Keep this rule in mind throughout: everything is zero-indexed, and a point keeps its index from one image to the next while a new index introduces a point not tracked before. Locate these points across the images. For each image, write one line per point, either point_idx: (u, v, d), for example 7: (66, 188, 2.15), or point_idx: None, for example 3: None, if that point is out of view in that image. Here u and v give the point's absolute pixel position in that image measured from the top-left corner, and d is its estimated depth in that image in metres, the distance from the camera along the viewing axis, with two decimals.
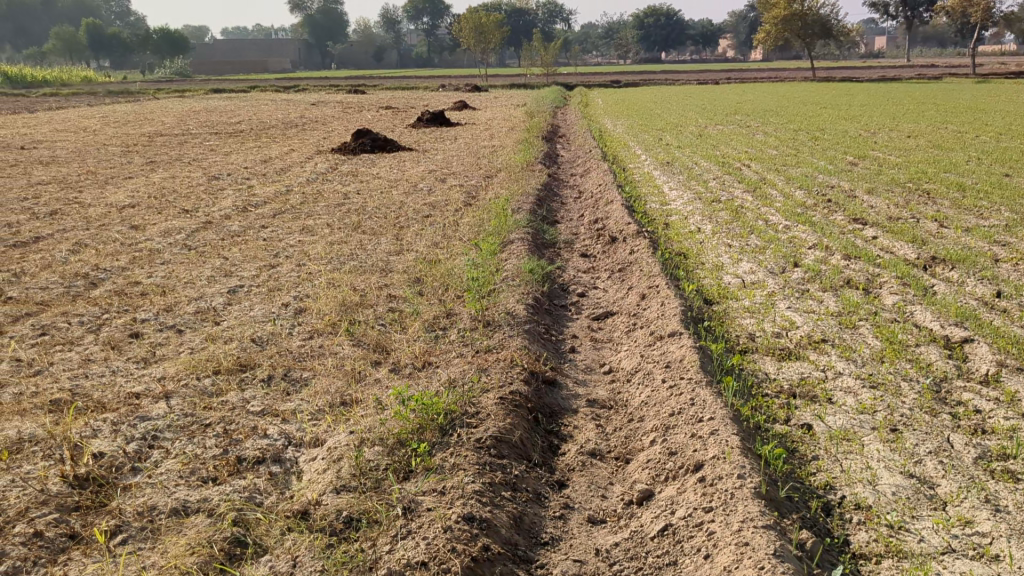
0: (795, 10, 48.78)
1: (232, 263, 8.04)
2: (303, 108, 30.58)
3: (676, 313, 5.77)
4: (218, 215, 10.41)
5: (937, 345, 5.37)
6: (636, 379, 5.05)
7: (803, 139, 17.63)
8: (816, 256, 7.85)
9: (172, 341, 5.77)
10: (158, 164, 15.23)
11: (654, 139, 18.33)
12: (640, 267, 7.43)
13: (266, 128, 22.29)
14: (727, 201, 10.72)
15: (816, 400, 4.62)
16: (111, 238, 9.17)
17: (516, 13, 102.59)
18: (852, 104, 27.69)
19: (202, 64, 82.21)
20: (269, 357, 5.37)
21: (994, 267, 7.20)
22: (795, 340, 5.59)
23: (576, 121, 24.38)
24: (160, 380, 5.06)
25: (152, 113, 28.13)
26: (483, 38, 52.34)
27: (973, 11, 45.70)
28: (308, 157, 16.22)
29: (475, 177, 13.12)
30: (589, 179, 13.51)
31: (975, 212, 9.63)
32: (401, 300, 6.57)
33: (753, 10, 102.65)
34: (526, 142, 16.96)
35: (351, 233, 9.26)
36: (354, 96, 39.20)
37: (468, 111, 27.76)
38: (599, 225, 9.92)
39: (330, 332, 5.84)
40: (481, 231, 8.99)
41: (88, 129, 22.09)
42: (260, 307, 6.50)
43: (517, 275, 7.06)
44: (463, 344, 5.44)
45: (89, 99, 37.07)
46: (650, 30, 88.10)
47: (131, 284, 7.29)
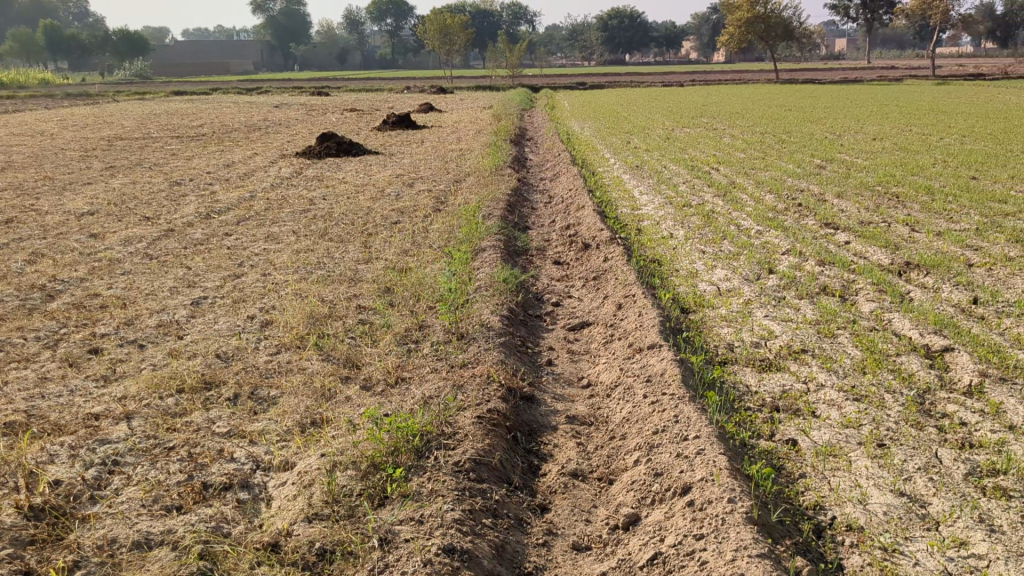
0: (758, 12, 49.08)
1: (195, 272, 7.81)
2: (265, 110, 30.11)
3: (655, 324, 5.66)
4: (180, 222, 10.16)
5: (918, 355, 5.29)
6: (616, 394, 4.93)
7: (771, 142, 17.66)
8: (789, 262, 7.78)
9: (134, 357, 5.56)
10: (118, 169, 14.87)
11: (621, 142, 18.27)
12: (615, 276, 7.31)
13: (228, 132, 21.95)
14: (698, 206, 10.65)
15: (800, 414, 4.51)
16: (69, 247, 8.89)
17: (480, 15, 102.51)
18: (817, 106, 27.86)
19: (161, 66, 81.10)
20: (235, 374, 5.17)
21: (969, 272, 7.16)
22: (774, 350, 5.48)
23: (544, 124, 24.31)
24: (121, 400, 4.84)
25: (112, 116, 27.63)
26: (448, 40, 52.18)
27: (932, 13, 46.25)
28: (273, 161, 15.95)
29: (444, 182, 12.94)
30: (559, 182, 13.40)
31: (944, 215, 9.62)
32: (371, 311, 6.39)
33: (716, 11, 103.32)
34: (494, 146, 16.82)
35: (318, 241, 9.05)
36: (318, 98, 38.84)
37: (433, 113, 27.50)
38: (571, 232, 9.79)
39: (298, 346, 5.66)
40: (451, 238, 8.84)
41: (47, 132, 21.62)
42: (225, 320, 6.29)
43: (491, 284, 6.91)
44: (436, 358, 5.28)
45: (46, 102, 36.27)
46: (615, 32, 88.56)
47: (91, 296, 7.04)
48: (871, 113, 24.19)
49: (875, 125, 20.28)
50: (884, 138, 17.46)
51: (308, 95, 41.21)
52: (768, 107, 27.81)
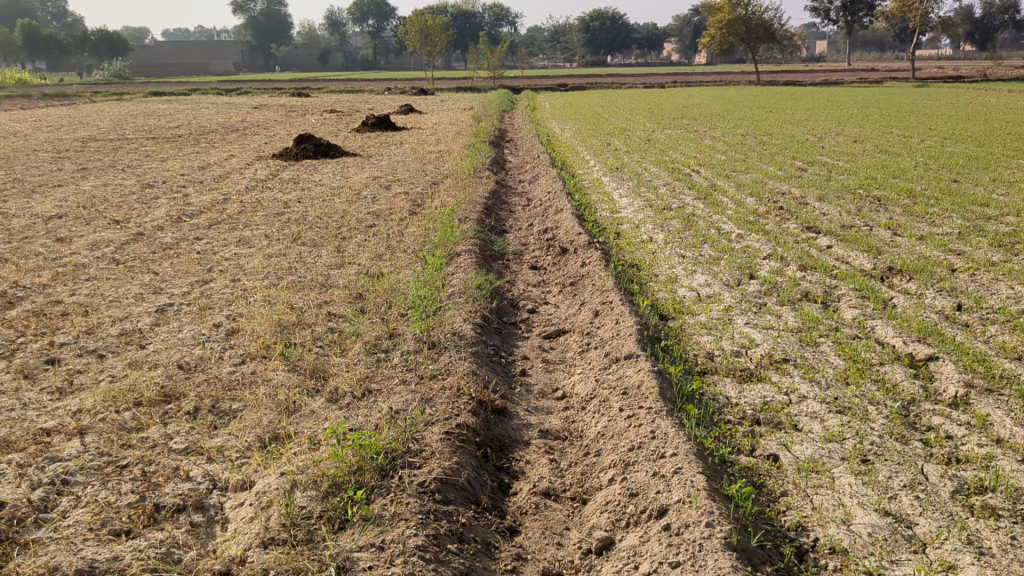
0: (738, 13, 49.23)
1: (162, 278, 7.60)
2: (244, 111, 29.81)
3: (632, 333, 5.52)
4: (150, 226, 9.91)
5: (902, 364, 5.15)
6: (591, 407, 4.77)
7: (752, 144, 17.58)
8: (771, 267, 7.64)
9: (93, 368, 5.34)
10: (90, 171, 14.60)
11: (602, 143, 18.14)
12: (593, 282, 7.18)
13: (205, 133, 21.65)
14: (679, 209, 10.52)
15: (782, 427, 4.36)
16: (33, 252, 8.64)
17: (462, 16, 102.21)
18: (798, 108, 27.81)
19: (141, 67, 80.29)
20: (196, 386, 4.97)
21: (952, 277, 7.04)
22: (755, 359, 5.32)
23: (524, 125, 24.18)
24: (75, 414, 4.62)
25: (86, 116, 27.23)
26: (429, 41, 51.93)
27: (912, 16, 46.39)
28: (249, 164, 15.69)
29: (421, 185, 12.73)
30: (538, 185, 13.25)
31: (926, 219, 9.52)
32: (341, 319, 6.20)
33: (698, 13, 103.60)
34: (473, 147, 16.62)
35: (290, 246, 8.83)
36: (297, 99, 38.52)
37: (414, 115, 27.30)
38: (549, 236, 9.62)
39: (264, 356, 5.46)
40: (426, 242, 8.66)
41: (20, 134, 21.25)
42: (190, 328, 6.07)
43: (465, 290, 6.75)
44: (405, 369, 5.10)
45: (21, 103, 35.74)
46: (597, 33, 88.77)
47: (52, 303, 6.82)
48: (853, 115, 24.19)
49: (857, 128, 20.22)
50: (865, 140, 17.42)
51: (287, 96, 40.88)
52: (749, 109, 27.76)
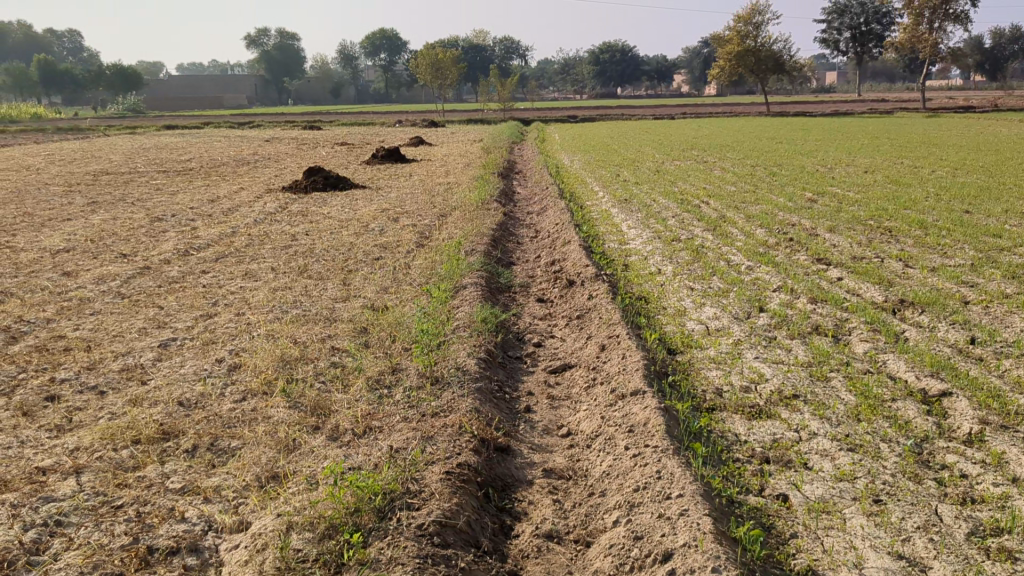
0: (748, 45, 49.51)
1: (167, 312, 7.55)
2: (256, 144, 29.95)
3: (639, 368, 5.43)
4: (158, 260, 9.89)
5: (915, 400, 5.04)
6: (596, 446, 4.69)
7: (761, 175, 17.55)
8: (781, 300, 7.54)
9: (93, 405, 5.27)
10: (100, 205, 14.63)
11: (611, 175, 18.12)
12: (600, 315, 7.10)
13: (215, 166, 21.73)
14: (688, 240, 10.46)
15: (792, 466, 4.25)
16: (40, 286, 8.62)
17: (473, 49, 102.94)
18: (809, 138, 27.81)
19: (155, 102, 81.00)
20: (195, 423, 4.89)
21: (965, 310, 6.94)
22: (765, 395, 5.21)
23: (533, 157, 24.20)
24: (72, 452, 4.54)
25: (99, 150, 27.38)
26: (440, 73, 52.22)
27: (922, 47, 46.50)
28: (259, 196, 15.73)
29: (429, 217, 12.72)
30: (546, 217, 13.22)
31: (939, 250, 9.42)
32: (344, 354, 6.13)
33: (708, 44, 104.10)
34: (482, 179, 16.61)
35: (296, 279, 8.79)
36: (308, 132, 38.73)
37: (424, 147, 27.37)
38: (556, 268, 9.56)
39: (265, 392, 5.38)
40: (432, 275, 8.60)
41: (32, 167, 21.36)
42: (192, 364, 6.01)
43: (470, 324, 6.69)
44: (408, 406, 5.02)
45: (35, 137, 36.01)
46: (606, 65, 89.42)
47: (55, 338, 6.77)
48: (863, 145, 24.12)
49: (868, 158, 20.13)
50: (876, 171, 17.35)
51: (299, 129, 41.14)
52: (759, 140, 27.75)
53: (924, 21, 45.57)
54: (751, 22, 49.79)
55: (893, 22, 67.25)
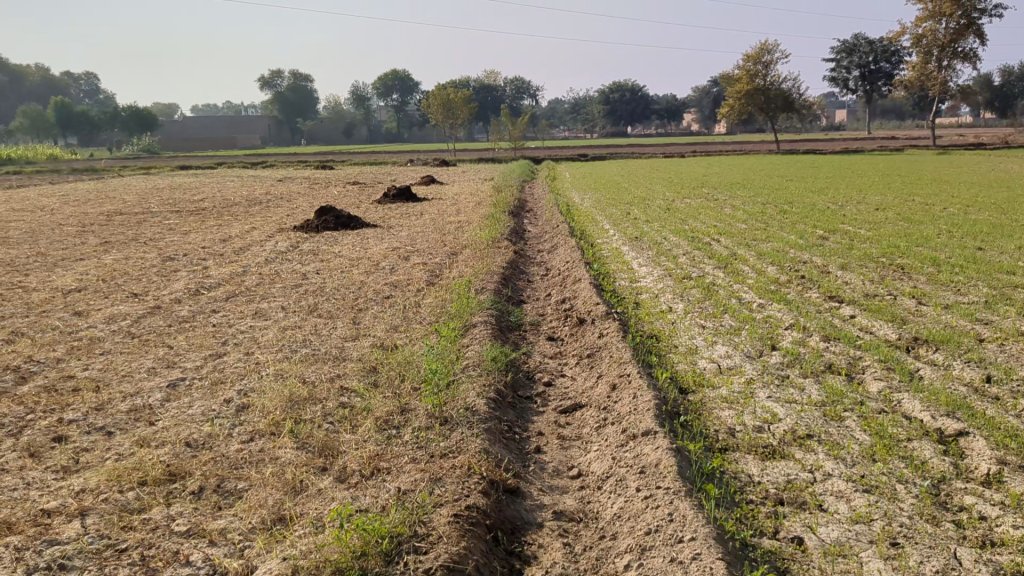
0: (757, 84, 49.82)
1: (176, 351, 7.54)
2: (268, 184, 30.16)
3: (650, 408, 5.37)
4: (168, 299, 9.91)
5: (931, 440, 4.96)
6: (606, 487, 4.62)
7: (772, 213, 17.53)
8: (793, 338, 7.48)
9: (100, 446, 5.23)
10: (112, 245, 14.70)
11: (621, 213, 18.14)
12: (610, 354, 7.05)
13: (228, 206, 21.86)
14: (699, 278, 10.43)
15: (807, 508, 4.17)
16: (51, 326, 8.63)
17: (484, 89, 103.83)
18: (820, 176, 27.83)
19: (171, 143, 81.87)
20: (202, 464, 4.84)
21: (980, 348, 6.87)
22: (778, 435, 5.14)
23: (543, 195, 24.28)
24: (78, 494, 4.50)
25: (113, 190, 27.61)
26: (452, 113, 52.62)
27: (931, 85, 46.67)
28: (270, 236, 15.79)
29: (439, 255, 12.73)
30: (557, 255, 13.21)
31: (952, 287, 9.36)
32: (353, 394, 6.08)
33: (717, 83, 104.81)
34: (492, 218, 16.64)
35: (306, 318, 8.78)
36: (321, 172, 39.01)
37: (435, 186, 27.49)
38: (567, 306, 9.52)
39: (273, 433, 5.33)
40: (442, 313, 8.58)
41: (47, 208, 21.53)
42: (200, 405, 5.97)
43: (479, 363, 6.65)
44: (416, 447, 4.96)
45: (51, 177, 36.37)
46: (616, 104, 90.16)
47: (64, 378, 6.75)
48: (874, 182, 24.10)
49: (880, 195, 20.10)
50: (887, 208, 17.31)
51: (312, 169, 41.44)
52: (770, 177, 27.79)
53: (932, 59, 45.82)
54: (759, 61, 50.26)
55: (902, 61, 67.66)
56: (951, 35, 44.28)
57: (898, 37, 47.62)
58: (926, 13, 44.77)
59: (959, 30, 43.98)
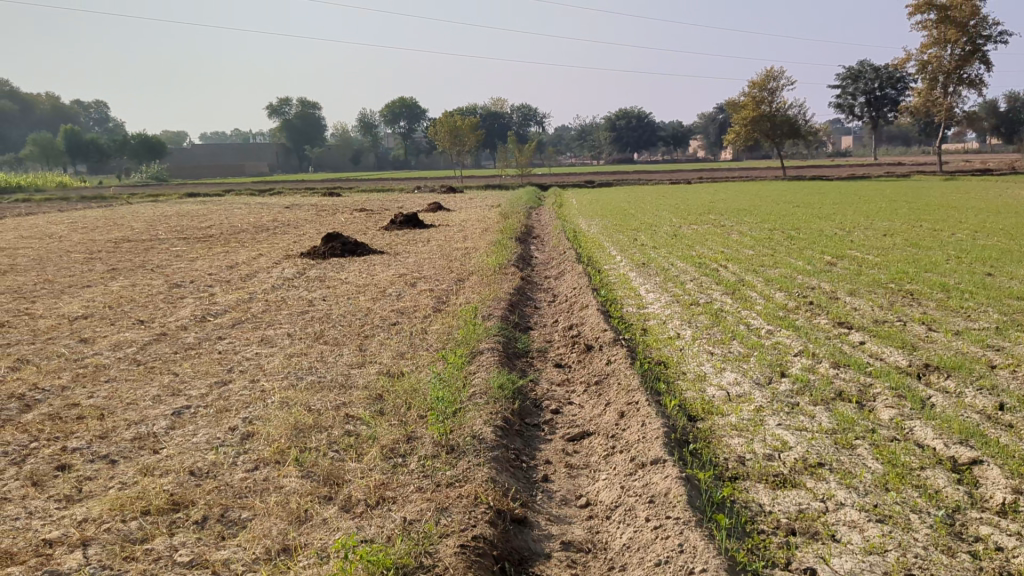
0: (763, 111, 49.96)
1: (181, 379, 7.51)
2: (275, 211, 30.26)
3: (659, 436, 5.31)
4: (175, 326, 9.89)
5: (944, 468, 4.88)
6: (615, 517, 4.56)
7: (779, 238, 17.49)
8: (802, 364, 7.41)
9: (103, 475, 5.18)
10: (119, 272, 14.72)
11: (628, 239, 18.13)
12: (618, 381, 7.00)
13: (235, 232, 21.91)
14: (706, 304, 10.38)
15: (819, 538, 4.10)
16: (56, 353, 8.61)
17: (491, 117, 104.29)
18: (827, 202, 27.81)
19: (181, 171, 82.26)
20: (206, 493, 4.79)
21: (992, 375, 6.79)
22: (789, 464, 5.07)
23: (549, 221, 24.30)
24: (80, 524, 4.45)
25: (121, 218, 27.72)
26: (459, 140, 52.84)
27: (936, 111, 46.73)
28: (277, 262, 15.80)
29: (446, 281, 12.71)
30: (564, 282, 13.18)
31: (962, 313, 9.29)
32: (358, 422, 6.03)
33: (723, 109, 105.11)
34: (499, 244, 16.64)
35: (312, 344, 8.74)
36: (328, 199, 39.09)
37: (442, 212, 27.54)
38: (574, 333, 9.48)
39: (277, 461, 5.28)
40: (449, 340, 8.54)
41: (55, 235, 21.59)
42: (204, 432, 5.92)
43: (486, 391, 6.60)
44: (422, 476, 4.91)
45: (60, 205, 36.57)
46: (622, 131, 90.51)
47: (68, 406, 6.71)
48: (881, 208, 24.05)
49: (888, 221, 20.04)
50: (894, 234, 17.26)
51: (319, 196, 41.56)
52: (776, 203, 27.75)
53: (938, 85, 45.91)
54: (765, 88, 50.53)
55: (907, 87, 67.86)
56: (956, 62, 44.41)
57: (903, 64, 47.76)
58: (931, 39, 44.92)
59: (964, 56, 44.12)
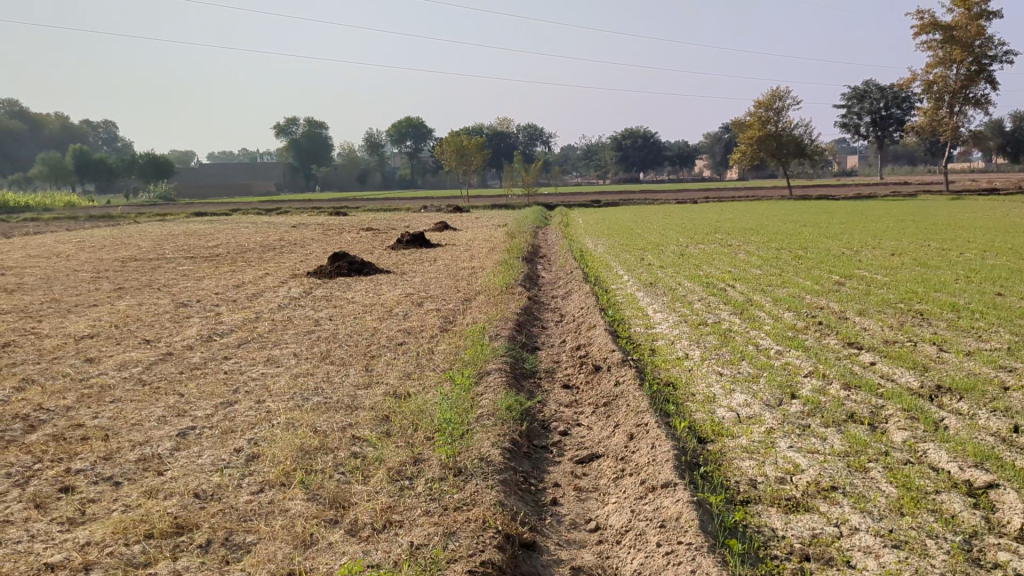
0: (768, 131, 50.02)
1: (186, 399, 7.46)
2: (282, 230, 30.32)
3: (669, 459, 5.24)
4: (181, 346, 9.86)
5: (960, 492, 4.80)
6: (626, 542, 4.50)
7: (786, 258, 17.41)
8: (813, 386, 7.33)
9: (106, 497, 5.13)
10: (126, 291, 14.71)
11: (635, 259, 18.07)
12: (627, 403, 6.93)
13: (241, 252, 21.91)
14: (715, 324, 10.32)
15: (834, 565, 4.02)
16: (61, 373, 8.57)
17: (497, 137, 104.61)
18: (834, 221, 27.76)
19: (189, 191, 82.55)
20: (211, 516, 4.73)
21: (1005, 396, 6.71)
22: (801, 487, 4.99)
23: (556, 241, 24.27)
24: (82, 547, 4.39)
25: (128, 237, 27.78)
26: (465, 160, 52.99)
27: (943, 131, 46.71)
28: (283, 282, 15.79)
29: (453, 301, 12.66)
30: (571, 302, 13.14)
31: (973, 334, 9.21)
32: (364, 443, 5.96)
33: (728, 129, 105.32)
34: (506, 263, 16.61)
35: (318, 365, 8.70)
36: (335, 218, 39.18)
37: (449, 232, 27.57)
38: (582, 353, 9.40)
39: (283, 484, 5.22)
40: (456, 360, 8.49)
41: (63, 254, 21.62)
42: (209, 454, 5.87)
43: (494, 412, 6.53)
44: (429, 499, 4.84)
45: (69, 224, 36.73)
46: (628, 151, 90.71)
47: (73, 427, 6.66)
48: (888, 228, 23.98)
49: (895, 241, 19.94)
50: (902, 253, 17.18)
51: (326, 215, 41.63)
52: (784, 223, 27.70)
53: (944, 105, 45.93)
54: (771, 107, 50.64)
55: (912, 107, 67.99)
56: (962, 81, 44.45)
57: (908, 84, 47.82)
58: (936, 59, 44.99)
59: (969, 76, 44.18)
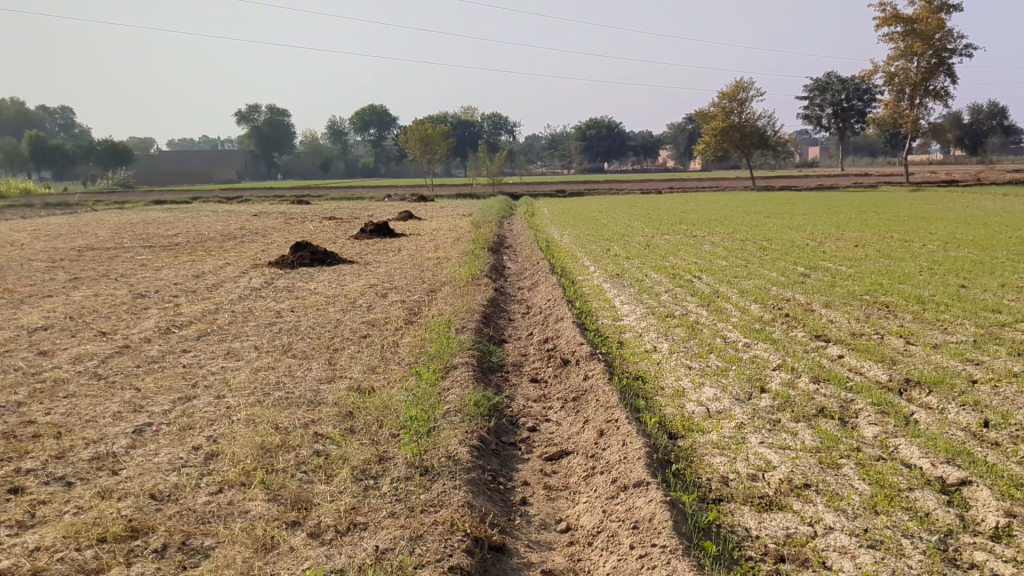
0: (732, 121, 50.20)
1: (143, 394, 7.24)
2: (244, 219, 29.89)
3: (641, 457, 5.14)
4: (138, 338, 9.60)
5: (933, 489, 4.74)
6: (597, 544, 4.41)
7: (752, 249, 17.42)
8: (782, 379, 7.26)
9: (58, 498, 4.92)
10: (81, 281, 14.35)
11: (601, 249, 17.98)
12: (596, 398, 6.82)
13: (201, 241, 21.54)
14: (682, 316, 10.24)
15: (810, 566, 3.95)
16: (12, 366, 8.30)
17: (462, 127, 104.26)
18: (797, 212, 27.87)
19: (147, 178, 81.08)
20: (168, 518, 4.55)
21: (973, 390, 6.69)
22: (774, 485, 4.91)
23: (521, 231, 24.12)
24: (32, 553, 4.18)
25: (86, 225, 27.23)
26: (429, 148, 52.56)
27: (903, 122, 47.14)
28: (244, 272, 15.49)
29: (418, 292, 12.47)
30: (537, 293, 13.02)
31: (939, 326, 9.21)
32: (328, 441, 5.79)
33: (692, 120, 105.68)
34: (471, 254, 16.45)
35: (280, 358, 8.50)
36: (297, 207, 38.71)
37: (414, 221, 27.33)
38: (549, 346, 9.28)
39: (243, 484, 5.04)
40: (421, 354, 8.34)
41: (17, 243, 21.16)
42: (167, 452, 5.67)
43: (461, 408, 6.39)
44: (394, 500, 4.70)
45: (24, 211, 35.95)
46: (592, 140, 90.76)
47: (24, 424, 6.42)
48: (851, 219, 24.06)
49: (858, 232, 20.01)
50: (865, 245, 17.27)
51: (287, 204, 41.19)
52: (748, 214, 27.78)
53: (905, 98, 46.35)
54: (734, 98, 50.85)
55: (874, 99, 68.64)
56: (922, 74, 44.86)
57: (870, 76, 48.19)
58: (898, 52, 45.30)
59: (930, 69, 44.55)
